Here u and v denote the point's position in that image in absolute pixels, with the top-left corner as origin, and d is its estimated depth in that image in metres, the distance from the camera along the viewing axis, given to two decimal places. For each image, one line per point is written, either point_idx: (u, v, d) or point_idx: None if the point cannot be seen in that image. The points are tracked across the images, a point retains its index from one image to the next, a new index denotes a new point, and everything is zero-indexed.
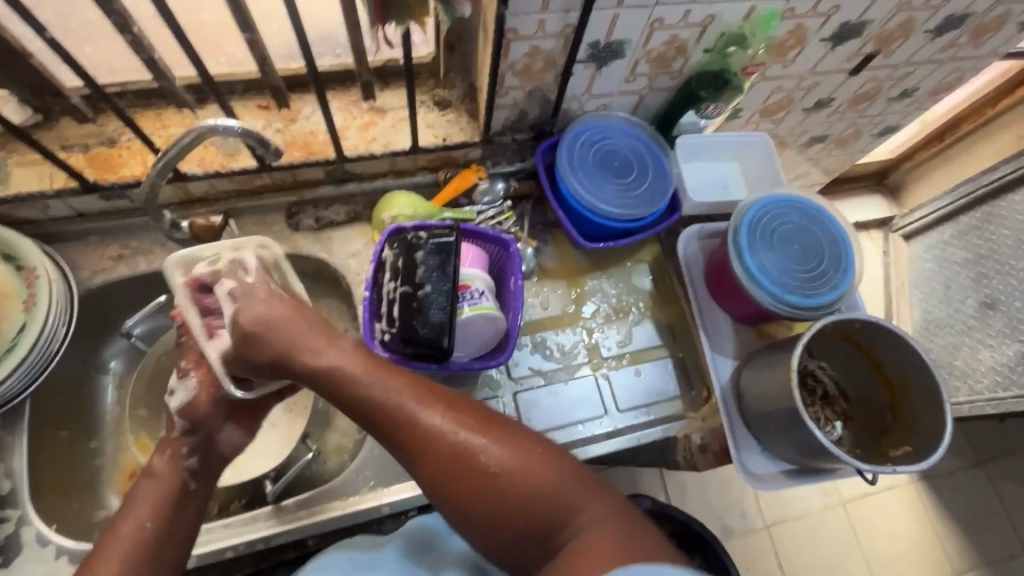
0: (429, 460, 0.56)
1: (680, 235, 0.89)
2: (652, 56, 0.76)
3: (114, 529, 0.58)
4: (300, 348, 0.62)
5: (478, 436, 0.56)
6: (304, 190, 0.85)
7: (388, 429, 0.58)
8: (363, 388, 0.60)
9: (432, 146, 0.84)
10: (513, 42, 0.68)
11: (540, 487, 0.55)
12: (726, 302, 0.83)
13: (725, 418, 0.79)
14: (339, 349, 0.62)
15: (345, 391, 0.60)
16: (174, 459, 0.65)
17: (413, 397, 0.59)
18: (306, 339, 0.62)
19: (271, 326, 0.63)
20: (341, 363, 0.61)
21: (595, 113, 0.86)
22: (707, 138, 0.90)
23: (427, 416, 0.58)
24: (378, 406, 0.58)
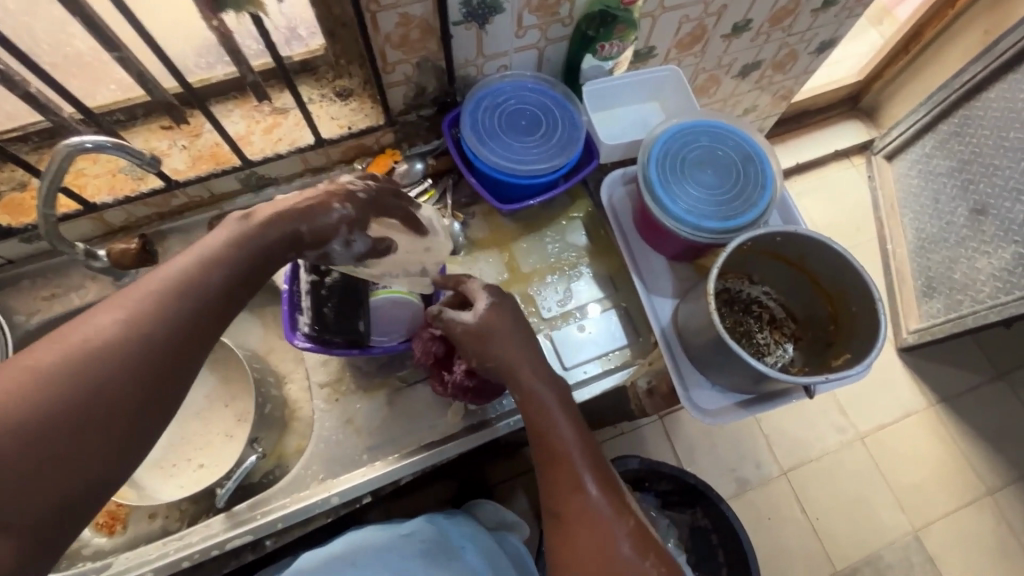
0: (579, 535, 0.61)
1: (604, 183, 0.86)
2: (533, 5, 0.75)
3: (98, 347, 0.46)
4: (530, 379, 0.67)
5: (619, 522, 0.61)
6: (224, 203, 0.87)
7: (558, 486, 0.64)
8: (556, 429, 0.66)
9: (337, 137, 0.84)
10: (380, 13, 0.68)
11: None
12: (654, 241, 0.81)
13: (668, 357, 0.77)
14: (544, 394, 0.67)
15: (536, 436, 0.66)
16: (209, 269, 0.53)
17: (594, 475, 0.64)
18: (532, 370, 0.68)
19: (496, 338, 0.67)
20: (549, 409, 0.66)
21: (498, 77, 0.84)
22: (618, 82, 0.87)
23: (597, 501, 0.62)
24: (563, 463, 0.64)
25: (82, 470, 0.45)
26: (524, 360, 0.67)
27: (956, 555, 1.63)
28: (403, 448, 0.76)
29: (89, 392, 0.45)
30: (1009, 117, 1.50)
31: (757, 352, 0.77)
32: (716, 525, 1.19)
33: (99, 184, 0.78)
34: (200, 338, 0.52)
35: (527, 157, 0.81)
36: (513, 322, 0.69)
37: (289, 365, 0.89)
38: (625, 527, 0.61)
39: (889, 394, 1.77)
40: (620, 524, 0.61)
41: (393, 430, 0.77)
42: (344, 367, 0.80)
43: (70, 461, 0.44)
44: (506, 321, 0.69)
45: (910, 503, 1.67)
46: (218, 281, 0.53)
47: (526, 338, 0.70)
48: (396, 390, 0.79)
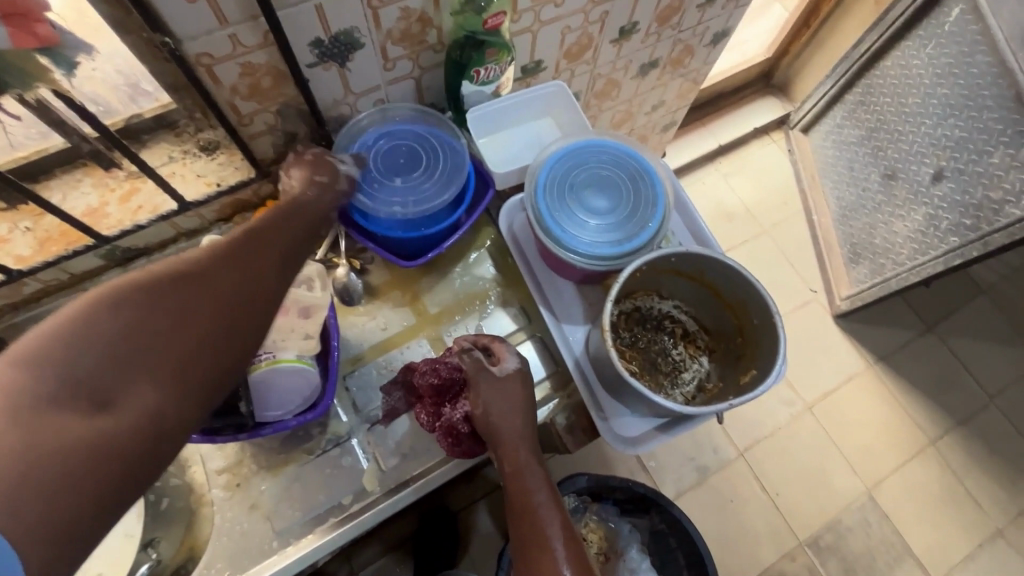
0: None
1: (502, 211, 0.83)
2: (396, 36, 0.70)
3: (170, 285, 0.49)
4: (517, 448, 0.65)
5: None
6: (88, 282, 0.79)
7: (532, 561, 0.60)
8: (540, 503, 0.63)
9: (206, 197, 0.78)
10: (217, 66, 0.61)
11: None
12: (557, 268, 0.77)
13: (583, 389, 0.74)
14: (532, 465, 0.65)
15: (517, 507, 0.63)
16: (277, 238, 0.61)
17: (569, 556, 0.59)
18: (521, 441, 0.65)
19: (495, 403, 0.66)
20: (530, 482, 0.64)
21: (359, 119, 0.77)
22: (500, 104, 0.83)
23: None
24: (539, 537, 0.60)
25: (176, 373, 0.47)
26: (525, 433, 0.65)
27: (908, 509, 1.67)
28: (318, 525, 0.70)
29: (182, 306, 0.48)
30: (905, 83, 1.55)
31: (674, 369, 0.76)
32: (673, 528, 1.19)
33: None
34: (260, 298, 0.55)
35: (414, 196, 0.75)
36: (516, 391, 0.67)
37: None
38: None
39: (832, 361, 1.80)
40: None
41: (303, 510, 0.71)
42: (243, 448, 0.73)
43: (168, 363, 0.46)
44: (523, 387, 0.68)
45: (861, 464, 1.71)
46: (300, 232, 0.64)
47: (529, 412, 0.68)
48: (303, 464, 0.73)
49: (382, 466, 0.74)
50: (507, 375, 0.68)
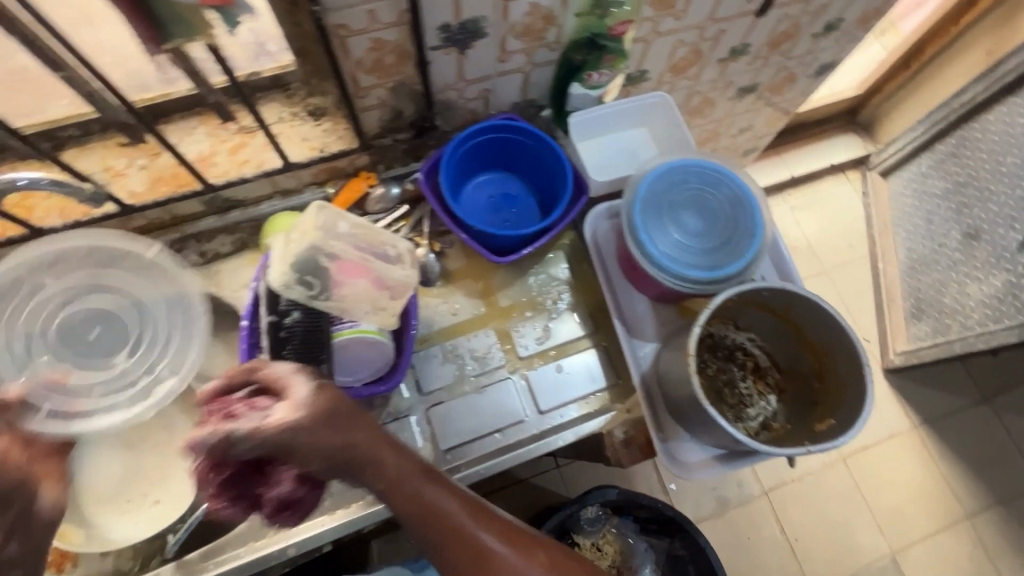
0: None
1: (588, 217, 0.83)
2: (519, 29, 0.71)
3: None
4: (362, 452, 0.58)
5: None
6: (186, 225, 0.81)
7: (445, 540, 0.60)
8: (444, 509, 0.61)
9: (307, 160, 0.79)
10: (351, 38, 0.63)
11: None
12: (637, 282, 0.77)
13: (645, 407, 0.74)
14: (390, 452, 0.60)
15: (402, 500, 0.60)
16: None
17: (467, 510, 0.62)
18: (362, 431, 0.58)
19: (294, 446, 0.54)
20: (396, 466, 0.60)
21: (26, 180, 0.55)
22: (604, 110, 0.83)
23: (481, 532, 0.61)
24: (439, 513, 0.60)
25: None
26: (373, 436, 0.59)
27: None
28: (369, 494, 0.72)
29: None
30: (1007, 142, 1.47)
31: (739, 403, 0.74)
32: (693, 555, 1.19)
33: (50, 204, 0.74)
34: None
35: (184, 359, 0.65)
36: (336, 406, 0.57)
37: None
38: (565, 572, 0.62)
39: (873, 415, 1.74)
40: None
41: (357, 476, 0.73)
42: None
43: None
44: (328, 398, 0.57)
45: (889, 526, 1.65)
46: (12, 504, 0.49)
47: (353, 412, 0.59)
48: None
49: (435, 447, 0.76)
50: (297, 421, 0.54)
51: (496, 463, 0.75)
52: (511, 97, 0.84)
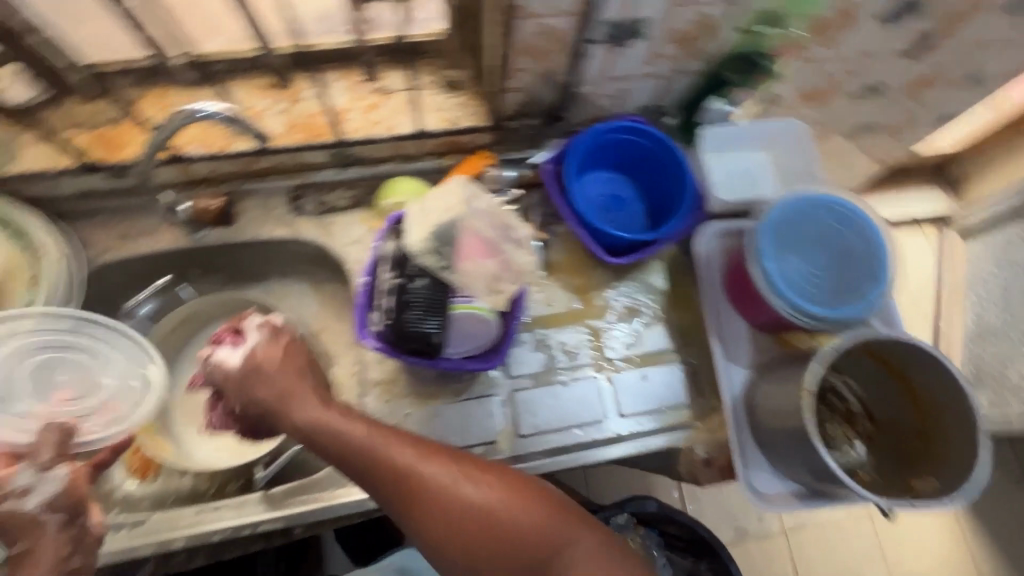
0: (434, 521, 0.56)
1: (699, 232, 0.82)
2: (677, 36, 0.70)
3: None
4: (291, 403, 0.65)
5: (466, 485, 0.57)
6: (307, 174, 0.83)
7: (395, 488, 0.57)
8: (395, 462, 0.58)
9: (437, 130, 0.80)
10: (521, 20, 0.64)
11: (528, 525, 0.56)
12: (745, 307, 0.77)
13: (733, 430, 0.74)
14: (320, 409, 0.64)
15: (344, 454, 0.60)
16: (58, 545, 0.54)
17: (414, 451, 0.59)
18: (298, 395, 0.66)
19: (261, 375, 0.67)
20: (322, 420, 0.63)
21: (227, 112, 0.63)
22: (736, 128, 0.84)
23: (428, 466, 0.58)
24: (376, 461, 0.58)
25: None
26: (310, 391, 0.66)
27: None
28: None
29: None
30: None
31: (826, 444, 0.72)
32: None
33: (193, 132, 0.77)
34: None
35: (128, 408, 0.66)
36: (280, 347, 0.70)
37: (339, 344, 0.87)
38: (497, 479, 0.58)
39: None
40: (465, 486, 0.57)
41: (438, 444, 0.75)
42: (401, 369, 0.77)
43: None
44: (270, 346, 0.70)
45: None
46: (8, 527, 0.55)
47: (291, 370, 0.67)
48: (448, 403, 0.77)
49: (515, 431, 0.77)
50: (226, 363, 0.68)
51: (571, 457, 0.77)
52: (642, 100, 0.83)
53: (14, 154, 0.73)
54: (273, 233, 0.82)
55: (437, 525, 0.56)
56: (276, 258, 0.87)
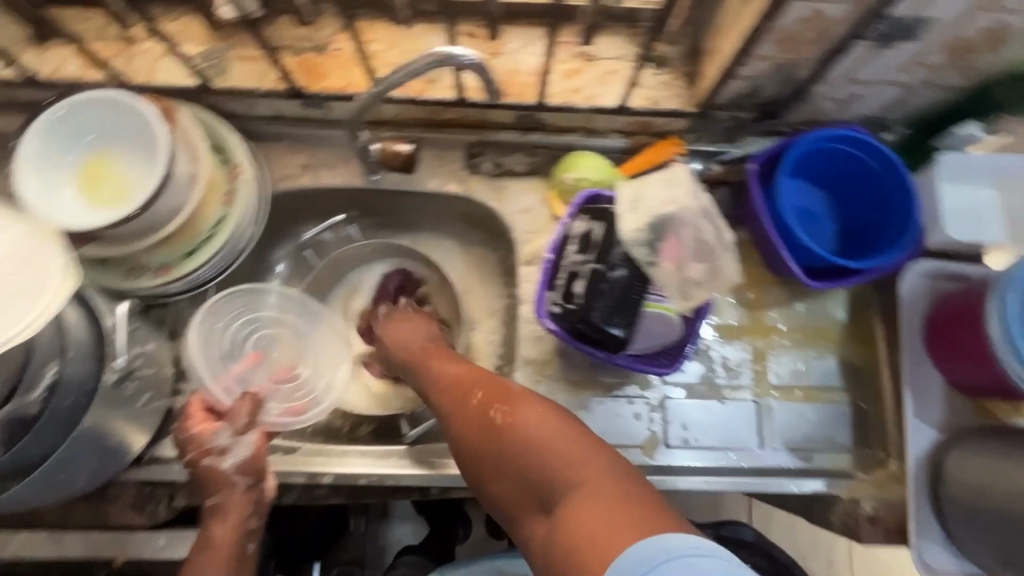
0: (459, 424, 0.60)
1: (905, 268, 0.74)
2: (956, 44, 0.61)
3: None
4: (393, 331, 0.76)
5: (483, 395, 0.60)
6: (488, 132, 0.80)
7: (437, 395, 0.64)
8: (446, 377, 0.65)
9: (639, 108, 0.75)
10: (793, 2, 0.57)
11: (535, 440, 0.53)
12: (947, 363, 0.70)
13: (911, 493, 0.69)
14: (405, 335, 0.74)
15: (412, 372, 0.70)
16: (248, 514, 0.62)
17: (456, 368, 0.65)
18: (407, 328, 0.76)
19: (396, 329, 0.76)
20: (402, 345, 0.73)
21: (475, 57, 0.59)
22: (979, 160, 0.72)
23: (473, 388, 0.61)
24: (425, 373, 0.67)
25: None
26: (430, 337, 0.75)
27: None
28: None
29: None
30: None
31: None
32: None
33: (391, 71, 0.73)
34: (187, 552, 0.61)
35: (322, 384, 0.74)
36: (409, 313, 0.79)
37: (482, 311, 0.85)
38: (533, 399, 0.56)
39: None
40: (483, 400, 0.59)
41: None
42: (555, 352, 0.74)
43: None
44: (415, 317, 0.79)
45: None
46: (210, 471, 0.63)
47: (418, 324, 0.77)
48: (597, 397, 0.73)
49: (661, 441, 0.72)
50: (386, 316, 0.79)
51: (717, 481, 0.71)
52: (870, 109, 0.74)
53: (222, 66, 0.73)
54: (445, 187, 0.79)
55: (473, 430, 0.58)
56: (436, 213, 0.85)
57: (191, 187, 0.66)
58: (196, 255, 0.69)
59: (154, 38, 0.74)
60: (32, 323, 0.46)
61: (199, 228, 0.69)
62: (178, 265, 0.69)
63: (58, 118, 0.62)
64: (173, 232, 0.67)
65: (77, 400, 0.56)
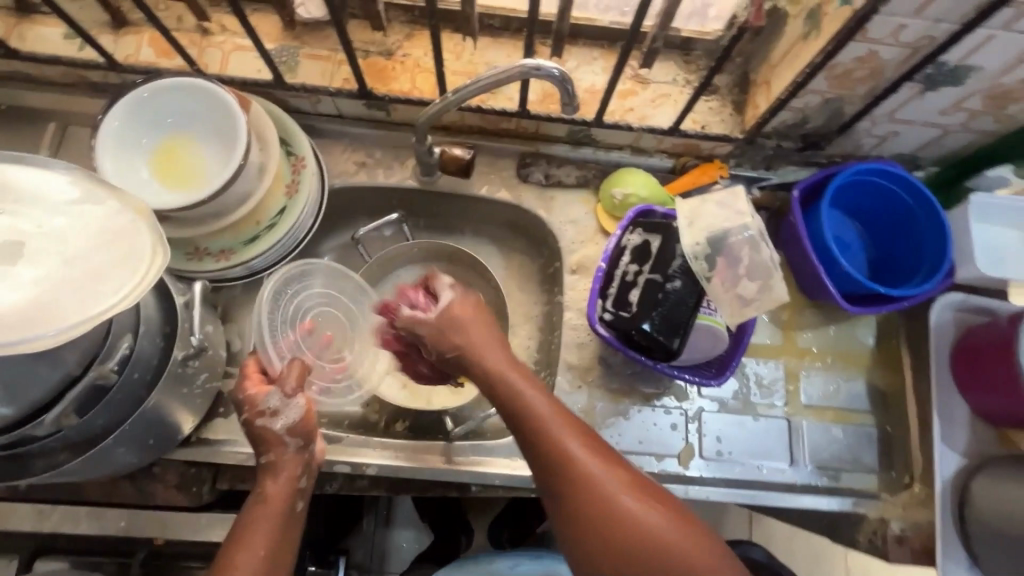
0: (551, 469, 0.53)
1: (935, 299, 0.77)
2: (996, 92, 0.65)
3: None
4: (459, 331, 0.60)
5: (618, 490, 0.51)
6: (540, 143, 0.83)
7: (517, 425, 0.55)
8: (530, 405, 0.55)
9: (690, 131, 0.78)
10: (853, 43, 0.60)
11: (647, 523, 0.49)
12: (974, 392, 0.73)
13: (938, 516, 0.71)
14: (465, 325, 0.61)
15: (480, 384, 0.59)
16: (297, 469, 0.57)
17: (541, 396, 0.56)
18: (473, 325, 0.61)
19: (462, 327, 0.61)
20: (469, 347, 0.59)
21: (559, 70, 0.58)
22: (1011, 202, 0.75)
23: (565, 432, 0.54)
24: (500, 385, 0.57)
25: None
26: (495, 333, 0.61)
27: None
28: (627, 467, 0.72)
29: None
30: None
31: None
32: None
33: (455, 79, 0.76)
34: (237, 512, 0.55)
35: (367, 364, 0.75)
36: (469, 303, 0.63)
37: (520, 317, 0.87)
38: (638, 476, 0.53)
39: None
40: (618, 492, 0.51)
41: (619, 444, 0.73)
42: (597, 359, 0.76)
43: None
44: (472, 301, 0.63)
45: None
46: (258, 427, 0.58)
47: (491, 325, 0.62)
48: (637, 406, 0.75)
49: (695, 453, 0.74)
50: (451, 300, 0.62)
51: (750, 495, 0.72)
52: (907, 147, 0.78)
53: (292, 63, 0.76)
54: (496, 194, 0.82)
55: (573, 486, 0.51)
56: (483, 218, 0.87)
57: (261, 176, 0.68)
58: (257, 242, 0.71)
59: (229, 32, 0.76)
60: (133, 291, 0.46)
61: (262, 216, 0.71)
62: (244, 251, 0.71)
63: (144, 99, 0.64)
64: (240, 218, 0.68)
65: (144, 376, 0.57)
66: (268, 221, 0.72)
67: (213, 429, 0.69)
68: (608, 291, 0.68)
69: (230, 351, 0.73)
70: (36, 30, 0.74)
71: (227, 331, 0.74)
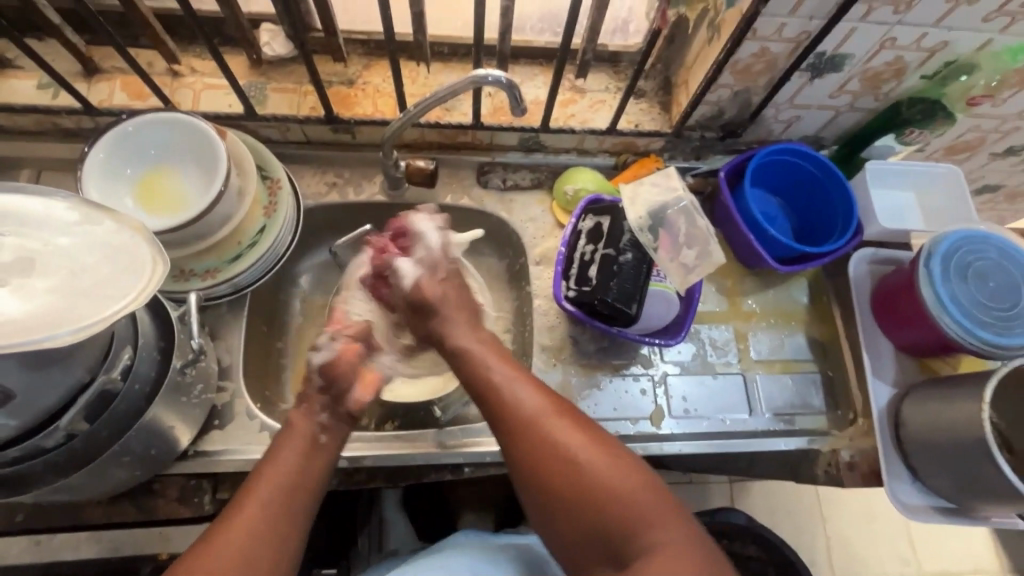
0: (489, 405, 0.61)
1: (851, 256, 0.90)
2: (868, 74, 0.78)
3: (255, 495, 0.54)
4: (434, 298, 0.69)
5: (560, 424, 0.58)
6: (495, 153, 0.92)
7: (463, 372, 0.65)
8: (473, 354, 0.65)
9: (625, 130, 0.88)
10: (747, 42, 0.72)
11: (568, 445, 0.57)
12: (893, 330, 0.84)
13: (879, 441, 0.80)
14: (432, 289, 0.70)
15: (439, 342, 0.69)
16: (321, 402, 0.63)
17: (483, 346, 0.66)
18: (447, 293, 0.70)
19: (430, 299, 0.70)
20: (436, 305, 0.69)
21: (505, 77, 0.66)
22: (895, 166, 0.89)
23: (502, 373, 0.63)
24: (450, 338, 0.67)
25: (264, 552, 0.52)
26: (459, 300, 0.70)
27: None
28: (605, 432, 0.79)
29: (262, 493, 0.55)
30: None
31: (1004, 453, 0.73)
32: None
33: (413, 101, 0.85)
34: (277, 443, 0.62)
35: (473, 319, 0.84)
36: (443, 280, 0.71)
37: (494, 312, 0.93)
38: (566, 406, 0.60)
39: None
40: (557, 423, 0.58)
41: (595, 413, 0.80)
42: (567, 338, 0.84)
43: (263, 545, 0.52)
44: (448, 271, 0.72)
45: None
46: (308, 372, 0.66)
47: (457, 291, 0.72)
48: (607, 377, 0.82)
49: (665, 413, 0.81)
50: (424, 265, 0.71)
51: (718, 444, 0.80)
52: (809, 129, 0.91)
53: (261, 97, 0.82)
54: (460, 200, 0.90)
55: (507, 418, 0.60)
56: None
57: (240, 198, 0.73)
58: (239, 259, 0.76)
59: (198, 73, 0.82)
60: (143, 293, 0.50)
61: (243, 235, 0.75)
62: (228, 269, 0.75)
63: (128, 133, 0.69)
64: (224, 238, 0.73)
65: (144, 387, 0.60)
66: (250, 240, 0.76)
67: (211, 441, 0.71)
68: (571, 269, 0.76)
69: (220, 367, 0.76)
70: (10, 82, 0.78)
71: (217, 348, 0.77)
